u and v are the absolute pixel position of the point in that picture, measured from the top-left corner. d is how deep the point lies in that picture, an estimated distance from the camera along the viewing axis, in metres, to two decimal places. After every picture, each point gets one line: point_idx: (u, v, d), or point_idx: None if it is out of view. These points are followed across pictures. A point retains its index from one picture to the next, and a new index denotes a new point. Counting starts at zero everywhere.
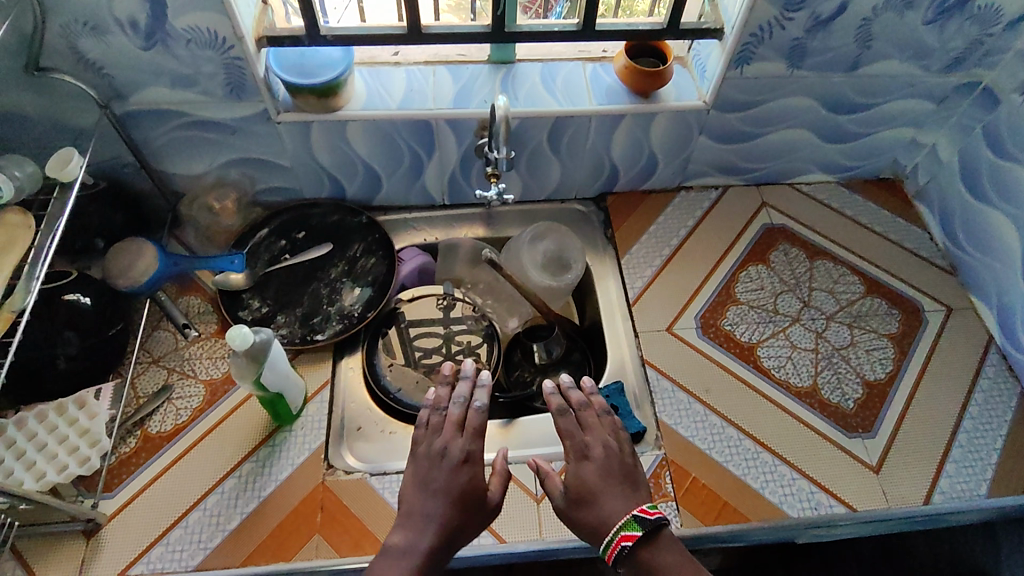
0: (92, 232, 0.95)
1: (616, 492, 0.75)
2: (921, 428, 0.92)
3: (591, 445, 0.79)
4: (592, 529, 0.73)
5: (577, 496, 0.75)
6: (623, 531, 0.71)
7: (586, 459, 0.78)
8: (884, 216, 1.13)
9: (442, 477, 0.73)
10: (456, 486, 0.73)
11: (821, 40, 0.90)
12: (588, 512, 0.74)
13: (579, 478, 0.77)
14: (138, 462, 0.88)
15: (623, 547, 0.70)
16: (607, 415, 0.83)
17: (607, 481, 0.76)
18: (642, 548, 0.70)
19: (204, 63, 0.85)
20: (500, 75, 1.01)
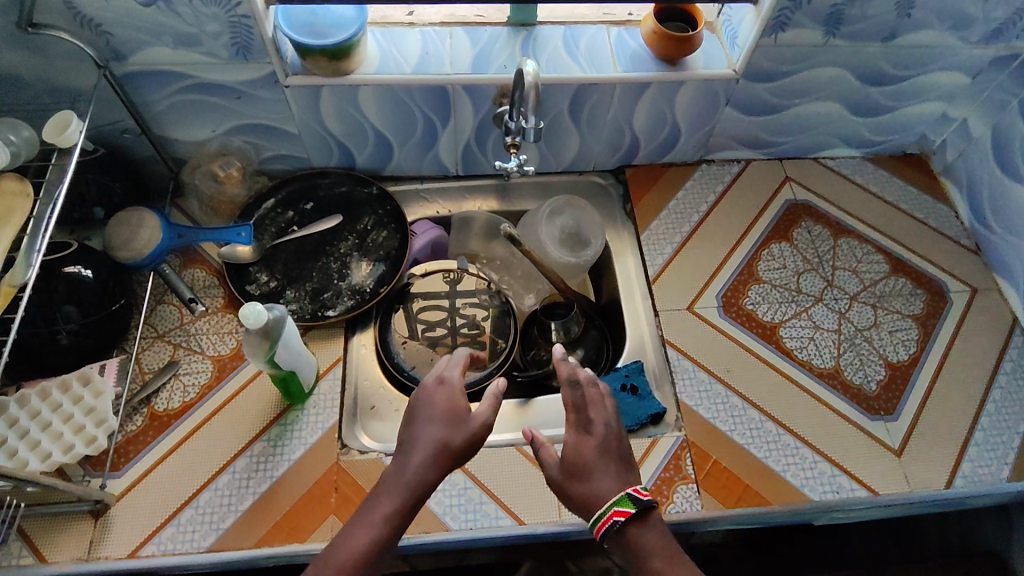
0: (91, 199, 0.91)
1: (609, 469, 0.71)
2: (945, 411, 0.91)
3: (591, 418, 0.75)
4: (581, 502, 0.69)
5: (573, 469, 0.71)
6: (616, 506, 0.67)
7: (587, 434, 0.72)
8: (910, 193, 1.09)
9: (428, 403, 0.72)
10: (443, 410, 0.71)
11: (860, 7, 0.86)
12: (582, 485, 0.70)
13: (577, 448, 0.72)
14: (145, 441, 0.85)
15: (615, 523, 0.66)
16: (607, 397, 0.77)
17: (603, 458, 0.71)
18: (632, 525, 0.67)
19: (209, 21, 0.80)
20: (520, 39, 0.96)
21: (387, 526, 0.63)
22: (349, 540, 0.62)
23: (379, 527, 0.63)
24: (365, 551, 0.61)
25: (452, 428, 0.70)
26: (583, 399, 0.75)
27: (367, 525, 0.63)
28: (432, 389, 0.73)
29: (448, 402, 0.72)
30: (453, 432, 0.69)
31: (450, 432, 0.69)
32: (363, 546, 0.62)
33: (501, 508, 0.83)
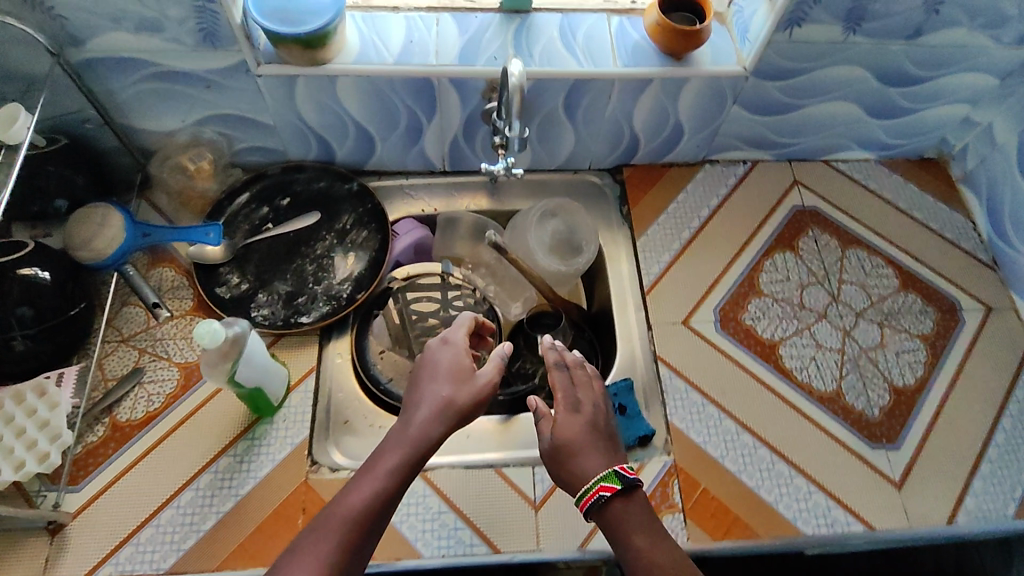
0: (50, 193, 0.85)
1: (599, 449, 0.70)
2: (950, 441, 0.86)
3: (580, 398, 0.75)
4: (569, 479, 0.69)
5: (560, 446, 0.70)
6: (603, 481, 0.66)
7: (575, 413, 0.72)
8: (926, 201, 1.03)
9: (433, 360, 0.72)
10: (448, 368, 0.71)
11: (885, 2, 0.78)
12: (572, 463, 0.69)
13: (565, 427, 0.71)
14: (105, 453, 0.81)
15: (600, 497, 0.66)
16: (594, 380, 0.78)
17: (591, 438, 0.71)
18: (616, 501, 0.66)
19: (170, 6, 0.73)
20: (513, 27, 0.88)
21: (391, 481, 0.61)
22: (353, 493, 0.59)
23: (384, 482, 0.61)
24: (369, 504, 0.59)
25: (459, 386, 0.69)
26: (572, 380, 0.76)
27: (370, 480, 0.61)
28: (438, 347, 0.73)
29: (454, 360, 0.71)
30: (459, 390, 0.69)
31: (456, 390, 0.69)
32: (368, 500, 0.59)
33: (476, 534, 0.79)
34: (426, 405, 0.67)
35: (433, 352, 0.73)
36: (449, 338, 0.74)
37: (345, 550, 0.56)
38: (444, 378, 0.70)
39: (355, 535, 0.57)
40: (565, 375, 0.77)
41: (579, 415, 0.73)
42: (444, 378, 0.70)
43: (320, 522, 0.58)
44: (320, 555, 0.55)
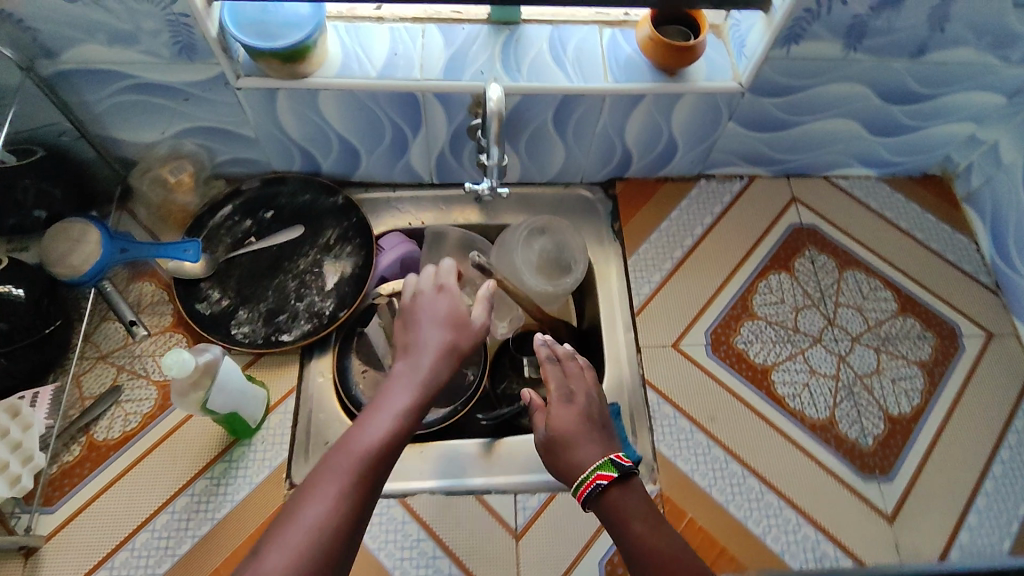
0: (27, 206, 0.84)
1: (594, 438, 0.72)
2: (945, 473, 0.83)
3: (571, 388, 0.77)
4: (565, 470, 0.71)
5: (555, 438, 0.73)
6: (599, 469, 0.68)
7: (567, 404, 0.75)
8: (927, 221, 1.00)
9: (426, 309, 0.73)
10: (442, 315, 0.72)
11: (888, 19, 0.74)
12: (567, 454, 0.72)
13: (559, 418, 0.74)
14: (81, 473, 0.80)
15: (598, 486, 0.67)
16: (586, 369, 0.80)
17: (584, 427, 0.73)
18: (613, 489, 0.68)
19: (144, 19, 0.70)
20: (501, 40, 0.85)
21: (402, 421, 0.62)
22: (367, 430, 0.60)
23: (395, 421, 0.62)
24: (383, 441, 0.60)
25: (456, 331, 0.72)
26: (564, 372, 0.79)
27: (381, 420, 0.62)
28: (430, 295, 0.74)
29: (447, 308, 0.73)
30: (456, 337, 0.71)
31: (452, 337, 0.71)
32: (382, 438, 0.60)
33: (455, 564, 0.77)
34: (426, 352, 0.69)
35: (422, 298, 0.74)
36: (441, 287, 0.75)
37: (364, 480, 0.57)
38: (439, 326, 0.71)
39: (372, 469, 0.58)
40: (557, 368, 0.79)
41: (571, 406, 0.75)
42: (441, 323, 0.72)
43: (336, 456, 0.58)
44: (343, 484, 0.56)
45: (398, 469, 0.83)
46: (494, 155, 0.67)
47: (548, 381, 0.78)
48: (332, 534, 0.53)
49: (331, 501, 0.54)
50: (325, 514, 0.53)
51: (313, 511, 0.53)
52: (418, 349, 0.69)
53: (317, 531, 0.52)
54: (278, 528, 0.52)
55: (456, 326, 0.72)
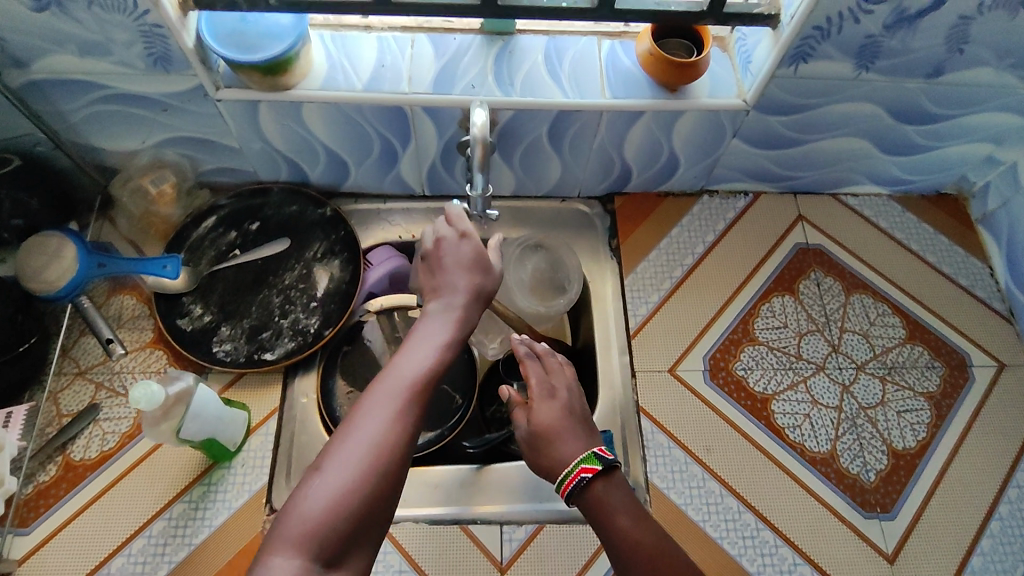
0: (4, 217, 0.82)
1: (576, 432, 0.71)
2: (950, 512, 0.80)
3: (552, 383, 0.75)
4: (549, 466, 0.70)
5: (537, 432, 0.71)
6: (584, 463, 0.66)
7: (549, 398, 0.73)
8: (939, 243, 0.96)
9: (448, 251, 0.71)
10: (465, 260, 0.70)
11: (902, 38, 0.70)
12: (550, 449, 0.70)
13: (541, 414, 0.72)
14: (56, 495, 0.78)
15: (581, 479, 0.65)
16: (567, 365, 0.77)
17: (567, 421, 0.72)
18: (598, 482, 0.66)
19: (115, 29, 0.67)
20: (495, 52, 0.81)
21: (442, 352, 0.62)
22: (411, 358, 0.61)
23: (435, 352, 0.62)
24: (429, 368, 0.60)
25: (483, 275, 0.70)
26: (544, 368, 0.76)
27: (424, 349, 0.62)
28: (454, 242, 0.71)
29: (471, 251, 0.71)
30: (483, 280, 0.70)
31: (479, 283, 0.69)
32: (427, 367, 0.60)
33: None
34: (454, 296, 0.68)
35: (443, 243, 0.72)
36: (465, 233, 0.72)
37: (413, 405, 0.58)
38: (462, 272, 0.69)
39: (421, 395, 0.59)
40: (538, 365, 0.76)
41: (554, 400, 0.73)
42: (466, 267, 0.70)
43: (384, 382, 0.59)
44: (394, 409, 0.57)
45: None
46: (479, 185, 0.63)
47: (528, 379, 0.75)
48: (388, 456, 0.54)
49: (383, 426, 0.56)
50: (378, 438, 0.55)
51: (367, 434, 0.55)
52: (447, 292, 0.68)
53: (373, 452, 0.54)
54: (334, 450, 0.54)
55: (478, 269, 0.70)
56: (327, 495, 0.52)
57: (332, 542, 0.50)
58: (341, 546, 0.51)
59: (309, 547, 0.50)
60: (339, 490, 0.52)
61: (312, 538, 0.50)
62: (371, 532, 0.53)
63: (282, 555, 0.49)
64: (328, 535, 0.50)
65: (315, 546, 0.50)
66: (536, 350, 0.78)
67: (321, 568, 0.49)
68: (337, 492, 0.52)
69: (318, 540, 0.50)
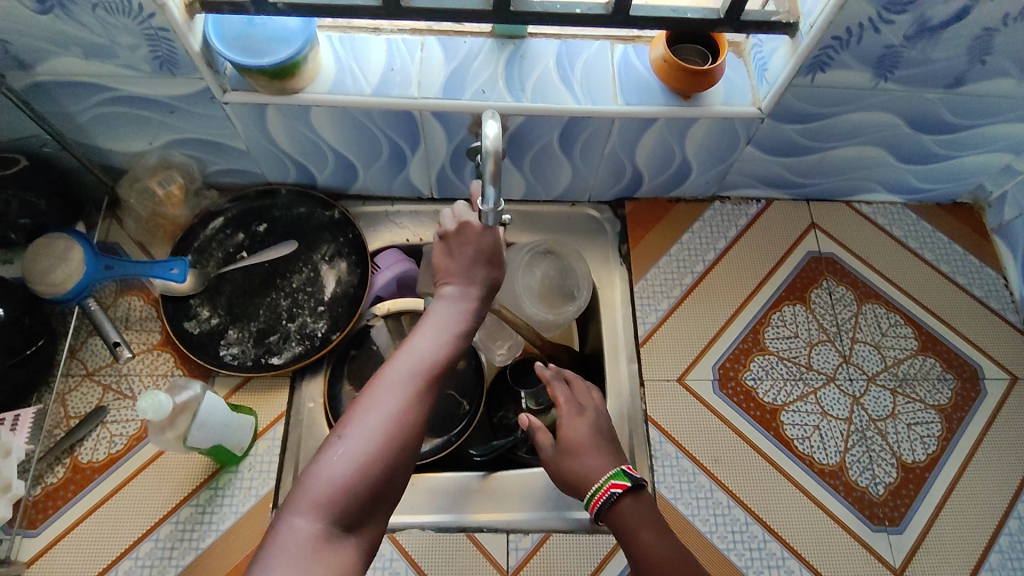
0: (11, 217, 0.81)
1: (604, 451, 0.74)
2: (958, 527, 0.80)
3: (581, 401, 0.78)
4: (574, 480, 0.72)
5: (564, 446, 0.74)
6: (613, 478, 0.69)
7: (578, 415, 0.76)
8: (954, 252, 0.95)
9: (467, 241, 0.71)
10: (478, 252, 0.70)
11: (923, 49, 0.68)
12: (576, 463, 0.73)
13: (570, 430, 0.75)
14: (65, 496, 0.78)
15: (611, 494, 0.68)
16: (594, 389, 0.80)
17: (595, 439, 0.74)
18: (626, 498, 0.68)
19: (120, 33, 0.66)
20: (506, 56, 0.79)
21: (452, 340, 0.65)
22: (423, 343, 0.63)
23: (446, 340, 0.65)
24: (440, 354, 0.63)
25: (495, 270, 0.71)
26: (573, 388, 0.79)
27: (435, 336, 0.65)
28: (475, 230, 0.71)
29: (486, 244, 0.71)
30: (495, 274, 0.71)
31: (490, 278, 0.71)
32: (438, 353, 0.63)
33: None
34: (467, 288, 0.69)
35: (456, 232, 0.72)
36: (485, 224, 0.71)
37: (425, 388, 0.61)
38: (475, 266, 0.70)
39: (432, 378, 0.62)
40: (565, 386, 0.79)
41: (583, 417, 0.76)
42: (480, 262, 0.71)
43: (398, 364, 0.62)
44: (407, 391, 0.60)
45: None
46: (491, 202, 0.60)
47: (557, 399, 0.78)
48: (400, 434, 0.58)
49: (395, 407, 0.59)
50: (390, 417, 0.58)
51: (380, 412, 0.58)
52: (460, 281, 0.70)
53: (386, 429, 0.58)
54: (349, 424, 0.58)
55: (491, 263, 0.71)
56: (343, 466, 0.55)
57: (347, 508, 0.54)
58: (355, 513, 0.55)
59: (326, 512, 0.54)
60: (354, 462, 0.56)
61: (329, 504, 0.54)
62: (382, 501, 0.57)
63: (301, 518, 0.53)
64: (344, 502, 0.54)
65: (331, 511, 0.54)
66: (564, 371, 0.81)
67: (336, 532, 0.54)
68: (352, 464, 0.55)
69: (334, 507, 0.54)
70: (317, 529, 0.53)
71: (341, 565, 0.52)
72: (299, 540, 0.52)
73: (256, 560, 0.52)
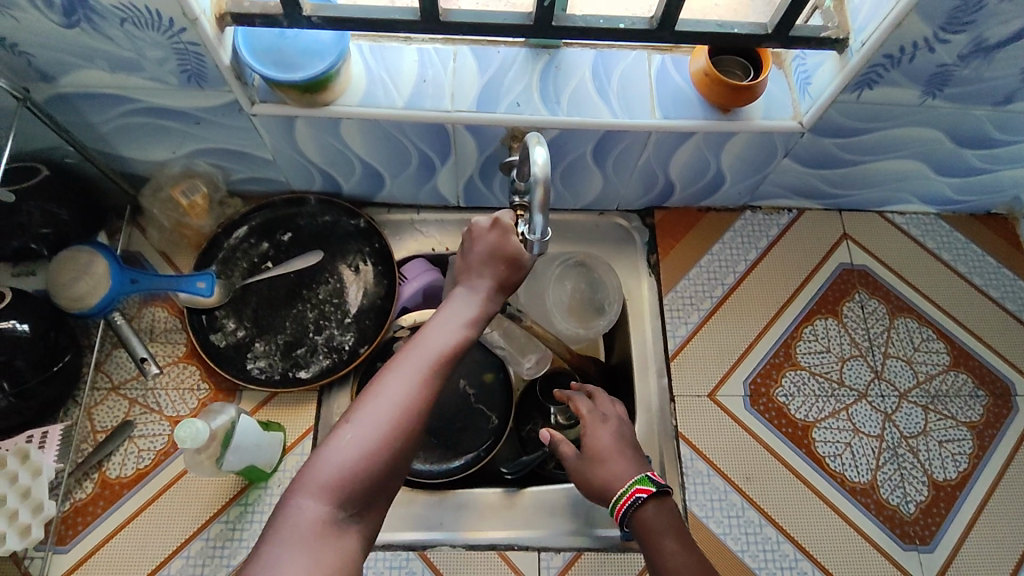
0: (32, 227, 0.79)
1: (628, 458, 0.72)
2: (990, 546, 0.79)
3: (603, 409, 0.77)
4: (600, 488, 0.70)
5: (588, 453, 0.72)
6: (638, 483, 0.67)
7: (601, 423, 0.74)
8: (987, 265, 0.93)
9: (479, 243, 0.68)
10: (489, 251, 0.67)
11: (976, 68, 0.67)
12: (602, 471, 0.71)
13: (593, 437, 0.73)
14: (94, 513, 0.77)
15: (636, 499, 0.66)
16: (617, 401, 0.79)
17: (619, 446, 0.72)
18: (651, 504, 0.66)
19: (148, 47, 0.63)
20: (541, 65, 0.77)
21: (467, 333, 0.62)
22: (436, 333, 0.61)
23: (460, 332, 0.62)
24: (453, 346, 0.60)
25: (511, 267, 0.67)
26: (595, 402, 0.78)
27: (449, 326, 0.62)
28: (484, 228, 0.69)
29: (502, 244, 0.67)
30: (510, 274, 0.67)
31: (502, 274, 0.67)
32: (452, 342, 0.60)
33: None
34: (478, 281, 0.67)
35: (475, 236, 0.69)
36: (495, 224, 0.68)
37: (435, 378, 0.58)
38: (486, 264, 0.67)
39: (442, 368, 0.59)
40: (586, 399, 0.78)
41: (606, 425, 0.74)
42: (497, 259, 0.67)
43: (409, 352, 0.59)
44: (417, 378, 0.57)
45: (418, 517, 0.80)
46: (538, 229, 0.59)
47: (579, 411, 0.77)
48: (406, 422, 0.55)
49: (405, 394, 0.56)
50: (401, 404, 0.55)
51: (391, 397, 0.56)
52: (477, 278, 0.67)
53: (393, 416, 0.55)
54: (358, 410, 0.55)
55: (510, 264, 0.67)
56: (351, 450, 0.53)
57: (354, 494, 0.52)
58: (362, 499, 0.53)
59: (333, 496, 0.52)
60: (360, 448, 0.53)
61: (336, 488, 0.52)
62: (386, 489, 0.55)
63: (309, 502, 0.51)
64: (352, 487, 0.52)
65: (338, 496, 0.52)
66: (585, 387, 0.80)
67: (340, 518, 0.52)
68: (361, 448, 0.53)
69: (341, 492, 0.52)
70: (323, 514, 0.51)
71: (345, 553, 0.50)
72: (306, 525, 0.50)
73: (261, 545, 0.49)
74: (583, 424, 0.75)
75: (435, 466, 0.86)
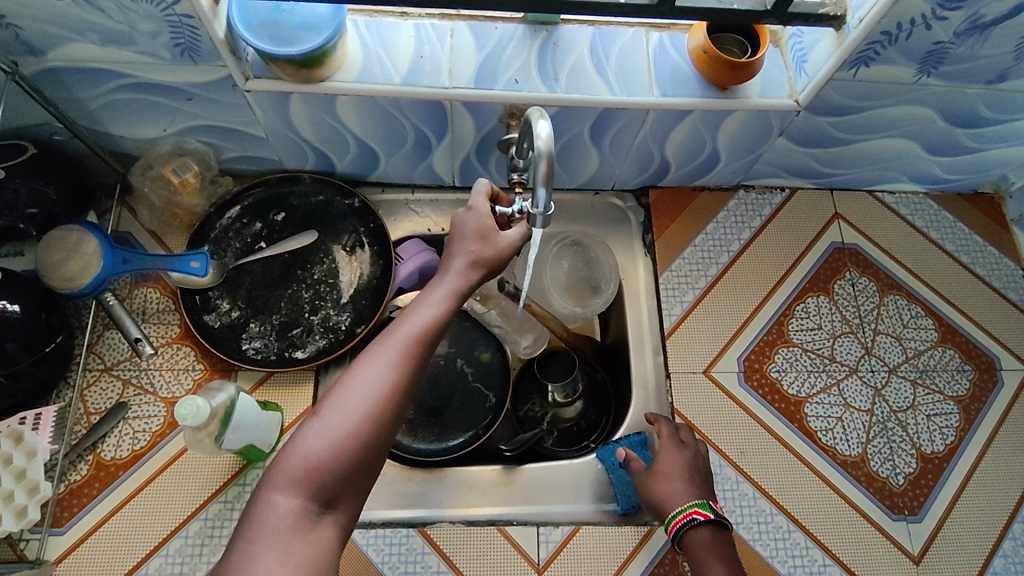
0: (19, 206, 0.78)
1: (692, 483, 0.72)
2: (976, 515, 0.82)
3: (682, 436, 0.77)
4: (658, 502, 0.72)
5: (656, 468, 0.74)
6: (699, 506, 0.68)
7: (678, 447, 0.76)
8: (973, 243, 0.95)
9: (456, 228, 0.65)
10: (466, 235, 0.64)
11: (971, 45, 0.68)
12: (664, 487, 0.72)
13: (666, 455, 0.75)
14: (90, 494, 0.77)
15: (693, 519, 0.67)
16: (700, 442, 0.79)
17: (688, 472, 0.73)
18: (704, 528, 0.67)
19: (141, 20, 0.62)
20: (539, 42, 0.76)
21: (443, 317, 0.59)
22: (412, 318, 0.58)
23: (436, 314, 0.59)
24: (428, 331, 0.58)
25: (483, 245, 0.63)
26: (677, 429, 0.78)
27: (424, 308, 0.59)
28: (464, 213, 0.65)
29: (476, 224, 0.64)
30: (483, 250, 0.63)
31: (477, 253, 0.63)
32: (427, 325, 0.58)
33: None
34: (455, 262, 0.63)
35: (458, 223, 0.65)
36: (470, 206, 0.65)
37: (410, 365, 0.56)
38: (462, 246, 0.63)
39: (418, 355, 0.56)
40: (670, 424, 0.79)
41: (681, 450, 0.75)
42: (468, 240, 0.63)
43: (384, 339, 0.57)
44: (389, 364, 0.55)
45: (419, 495, 0.81)
46: (540, 205, 0.58)
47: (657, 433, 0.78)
48: (378, 411, 0.53)
49: (377, 383, 0.54)
50: (372, 393, 0.54)
51: (360, 384, 0.54)
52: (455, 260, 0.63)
53: (366, 405, 0.53)
54: (330, 400, 0.54)
55: (486, 243, 0.63)
56: (323, 439, 0.52)
57: (328, 484, 0.51)
58: (337, 487, 0.51)
59: (306, 488, 0.50)
60: (331, 438, 0.52)
61: (308, 479, 0.51)
62: (362, 479, 0.53)
63: (281, 495, 0.50)
64: (324, 477, 0.51)
65: (312, 487, 0.50)
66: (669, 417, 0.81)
67: (315, 511, 0.50)
68: (332, 437, 0.52)
69: (314, 482, 0.51)
70: (294, 509, 0.50)
71: (322, 545, 0.49)
72: (279, 519, 0.49)
73: (237, 541, 0.49)
74: (659, 444, 0.77)
75: (434, 445, 0.87)
